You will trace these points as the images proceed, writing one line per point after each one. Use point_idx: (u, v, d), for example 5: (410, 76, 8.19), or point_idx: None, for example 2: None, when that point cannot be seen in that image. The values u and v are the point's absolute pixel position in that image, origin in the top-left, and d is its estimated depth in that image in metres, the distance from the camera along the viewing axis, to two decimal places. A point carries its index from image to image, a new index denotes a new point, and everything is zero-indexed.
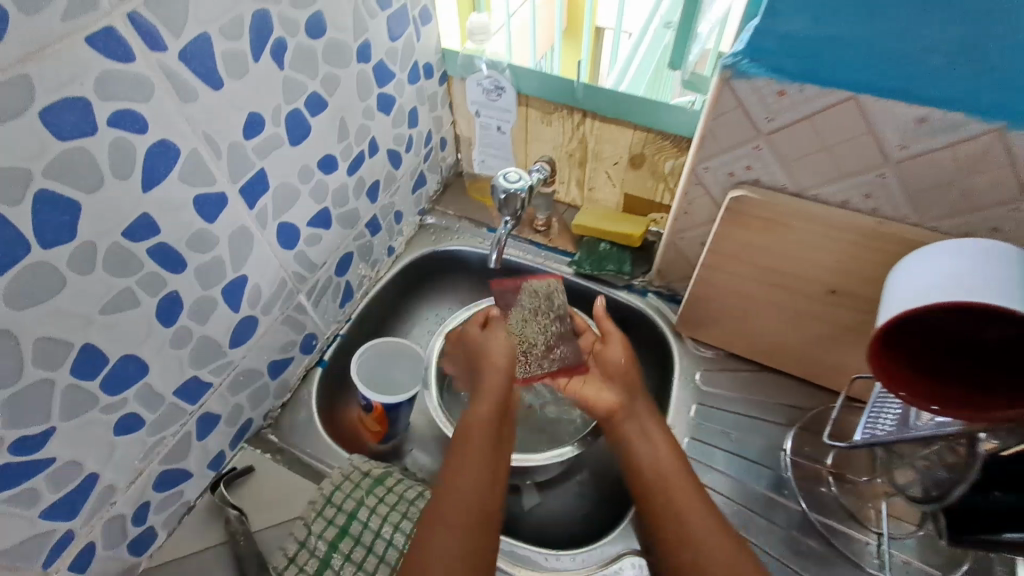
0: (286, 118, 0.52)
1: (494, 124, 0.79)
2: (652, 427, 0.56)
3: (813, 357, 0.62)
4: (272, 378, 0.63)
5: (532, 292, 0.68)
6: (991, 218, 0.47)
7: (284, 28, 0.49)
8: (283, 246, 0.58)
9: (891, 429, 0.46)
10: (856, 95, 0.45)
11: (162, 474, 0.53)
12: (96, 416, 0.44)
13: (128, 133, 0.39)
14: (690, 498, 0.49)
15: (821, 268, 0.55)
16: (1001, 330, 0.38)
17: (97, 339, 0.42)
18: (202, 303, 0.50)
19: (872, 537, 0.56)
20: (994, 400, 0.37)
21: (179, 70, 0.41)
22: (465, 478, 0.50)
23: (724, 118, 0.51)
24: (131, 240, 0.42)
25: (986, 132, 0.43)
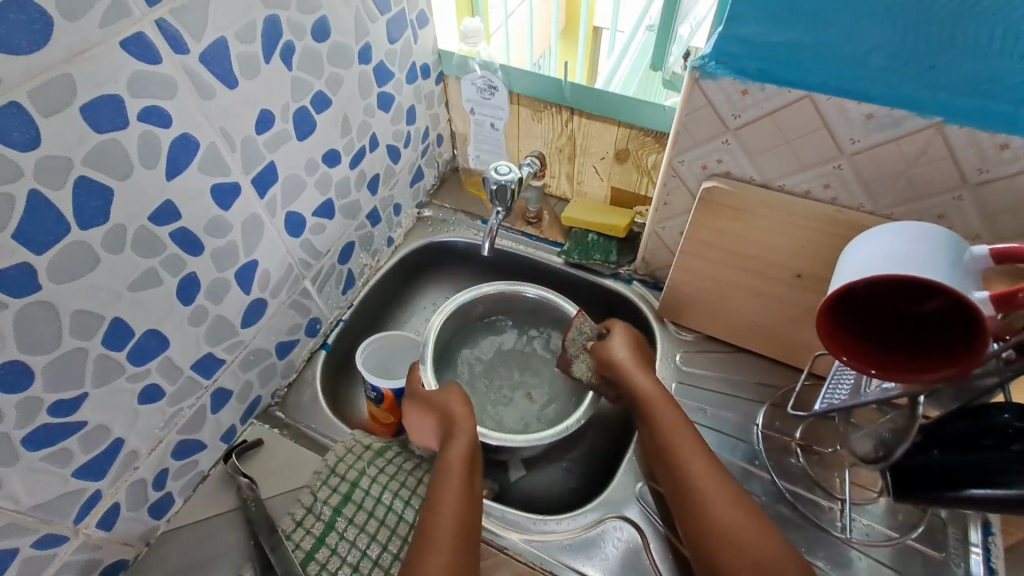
0: (294, 115, 0.57)
1: (487, 121, 0.83)
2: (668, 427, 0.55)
3: (784, 337, 0.67)
4: (279, 358, 0.67)
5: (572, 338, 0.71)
6: (937, 205, 0.52)
7: (292, 32, 0.53)
8: (291, 233, 0.62)
9: (846, 397, 0.51)
10: (811, 94, 0.49)
11: (180, 443, 0.57)
12: (122, 385, 0.48)
13: (154, 127, 0.44)
14: (717, 489, 0.49)
15: (787, 253, 0.60)
16: (937, 301, 0.43)
17: (125, 314, 0.46)
18: (218, 284, 0.55)
19: (836, 503, 0.60)
20: (928, 364, 0.41)
21: (199, 70, 0.46)
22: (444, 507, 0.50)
23: (696, 114, 0.56)
24: (156, 224, 0.46)
25: (927, 127, 0.47)
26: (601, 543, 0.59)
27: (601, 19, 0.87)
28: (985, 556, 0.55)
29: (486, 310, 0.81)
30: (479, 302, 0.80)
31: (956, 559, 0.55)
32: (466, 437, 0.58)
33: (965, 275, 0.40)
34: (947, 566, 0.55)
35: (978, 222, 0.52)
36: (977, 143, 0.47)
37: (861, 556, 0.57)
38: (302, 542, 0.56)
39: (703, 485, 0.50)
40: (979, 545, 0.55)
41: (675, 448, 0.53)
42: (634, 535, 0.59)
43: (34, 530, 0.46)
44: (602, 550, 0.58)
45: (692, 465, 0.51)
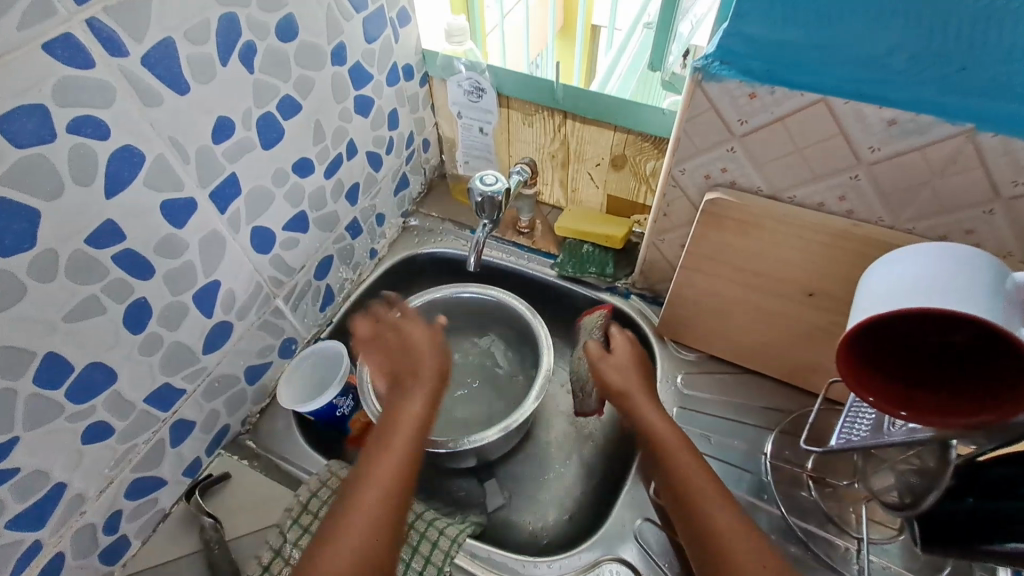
0: (258, 121, 0.52)
1: (476, 125, 0.78)
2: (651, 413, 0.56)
3: (794, 359, 0.62)
4: (249, 384, 0.63)
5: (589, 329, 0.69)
6: (963, 219, 0.47)
7: (253, 32, 0.48)
8: (258, 250, 0.57)
9: (866, 434, 0.46)
10: (826, 97, 0.45)
11: (135, 482, 0.52)
12: (62, 424, 0.44)
13: (89, 139, 0.39)
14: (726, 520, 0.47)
15: (797, 270, 0.55)
16: (969, 332, 0.37)
17: (62, 348, 0.42)
18: (173, 309, 0.50)
19: (852, 542, 0.55)
20: (965, 405, 0.36)
21: (142, 75, 0.41)
22: (395, 446, 0.51)
23: (698, 119, 0.51)
24: (95, 247, 0.42)
25: (956, 134, 0.43)
26: None
27: (597, 17, 0.82)
28: None
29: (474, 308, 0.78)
30: (472, 303, 0.77)
31: None
32: (426, 389, 0.56)
33: (1009, 308, 0.35)
34: None
35: (1010, 236, 0.47)
36: (1012, 152, 0.42)
37: None
38: None
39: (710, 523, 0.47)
40: None
41: (692, 485, 0.49)
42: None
43: None
44: None
45: (717, 516, 0.47)
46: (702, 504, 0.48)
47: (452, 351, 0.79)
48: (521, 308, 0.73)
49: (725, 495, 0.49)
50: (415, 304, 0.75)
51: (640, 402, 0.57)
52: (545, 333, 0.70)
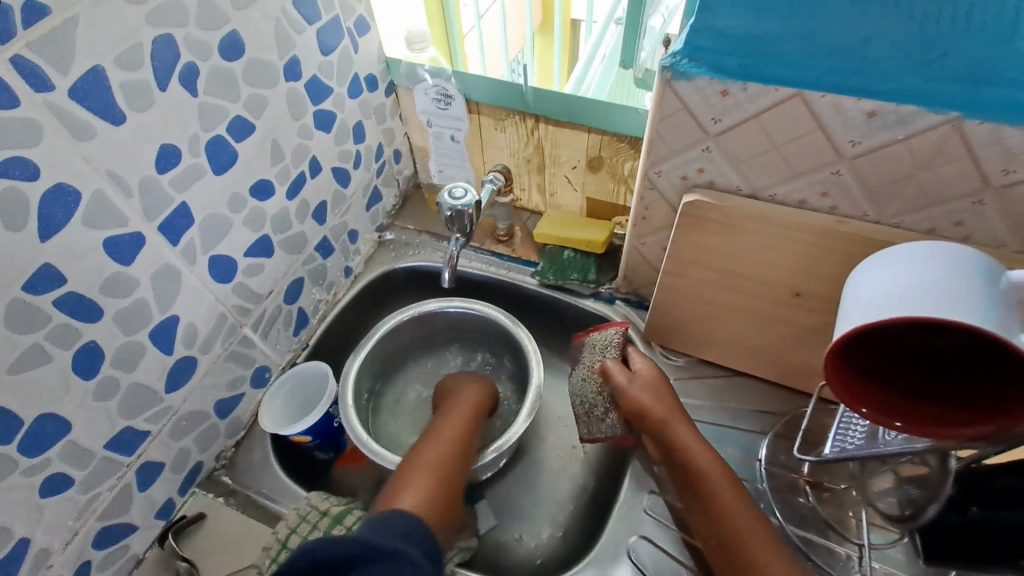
0: (207, 146, 0.49)
1: (447, 133, 0.76)
2: (677, 429, 0.52)
3: (785, 360, 0.60)
4: (221, 418, 0.60)
5: (594, 347, 0.65)
6: (951, 211, 0.45)
7: (193, 52, 0.45)
8: (219, 279, 0.55)
9: (862, 442, 0.44)
10: (802, 91, 0.42)
11: (101, 531, 0.50)
12: (17, 481, 0.42)
13: (15, 180, 0.36)
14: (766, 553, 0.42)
15: (783, 270, 0.53)
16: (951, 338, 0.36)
17: (4, 403, 0.39)
18: (128, 350, 0.47)
19: (853, 549, 0.53)
20: (961, 415, 0.34)
21: (70, 108, 0.38)
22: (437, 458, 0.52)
23: (670, 120, 0.49)
24: (33, 293, 0.39)
25: (940, 124, 0.40)
26: None
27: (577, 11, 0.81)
28: None
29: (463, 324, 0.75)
30: (451, 315, 0.74)
31: None
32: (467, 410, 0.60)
33: (1007, 311, 0.32)
34: None
35: (1002, 226, 0.44)
36: (1001, 140, 0.40)
37: None
38: None
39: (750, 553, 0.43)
40: None
41: (738, 525, 0.44)
42: None
43: None
44: None
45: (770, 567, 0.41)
46: (751, 552, 0.42)
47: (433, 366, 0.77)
48: (509, 323, 0.71)
49: (779, 544, 0.43)
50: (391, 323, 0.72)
51: (679, 431, 0.51)
52: (534, 347, 0.68)
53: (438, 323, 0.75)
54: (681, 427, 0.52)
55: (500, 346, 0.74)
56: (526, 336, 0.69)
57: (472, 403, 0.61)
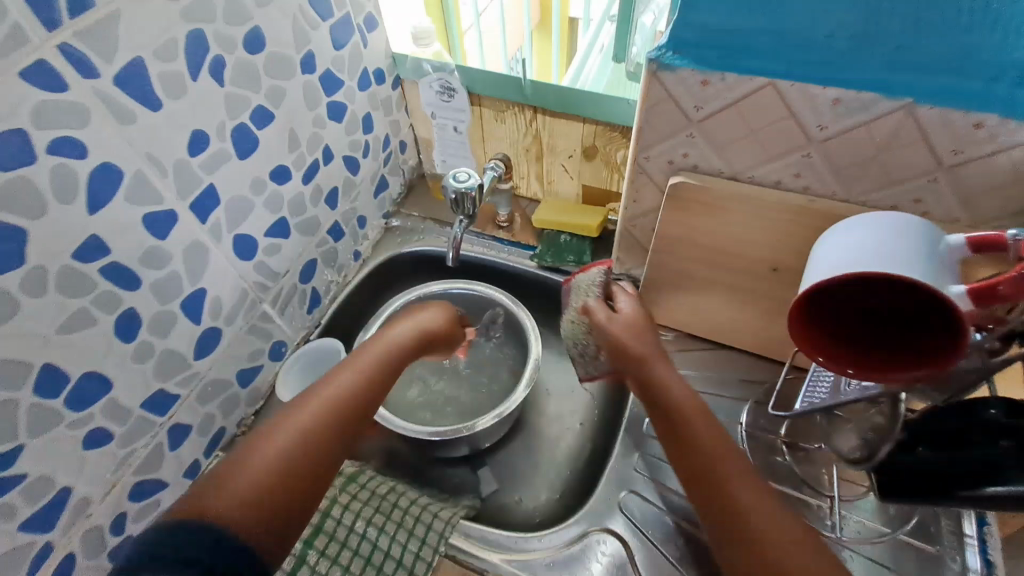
0: (232, 132, 0.54)
1: (450, 125, 0.80)
2: (657, 368, 0.51)
3: (766, 332, 0.65)
4: (242, 387, 0.65)
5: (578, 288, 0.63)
6: (911, 189, 0.50)
7: (220, 46, 0.50)
8: (241, 257, 0.59)
9: (826, 395, 0.49)
10: (773, 81, 0.47)
11: (136, 485, 0.55)
12: (63, 433, 0.46)
13: (68, 158, 0.41)
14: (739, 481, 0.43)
15: (761, 247, 0.58)
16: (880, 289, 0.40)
17: (58, 360, 0.44)
18: (162, 318, 0.52)
19: (825, 501, 0.58)
20: (903, 359, 0.38)
21: (115, 94, 0.42)
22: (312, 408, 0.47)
23: (656, 109, 0.53)
24: (83, 261, 0.43)
25: (896, 109, 0.45)
26: (586, 559, 0.56)
27: (575, 9, 0.85)
28: (981, 548, 0.53)
29: (467, 304, 0.80)
30: (455, 296, 0.79)
31: (950, 552, 0.54)
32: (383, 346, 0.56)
33: (940, 268, 0.37)
34: (942, 561, 0.54)
35: (956, 203, 0.49)
36: (951, 123, 0.44)
37: (854, 556, 0.55)
38: None
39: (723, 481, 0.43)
40: (974, 536, 0.54)
41: (720, 466, 0.44)
42: (617, 547, 0.57)
43: None
44: (587, 568, 0.56)
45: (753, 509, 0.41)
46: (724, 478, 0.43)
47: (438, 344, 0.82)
48: (509, 302, 0.76)
49: (756, 477, 0.44)
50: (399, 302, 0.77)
51: (660, 370, 0.51)
52: (532, 324, 0.73)
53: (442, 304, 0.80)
54: (663, 366, 0.51)
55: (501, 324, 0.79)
56: (524, 314, 0.74)
57: (383, 352, 0.55)
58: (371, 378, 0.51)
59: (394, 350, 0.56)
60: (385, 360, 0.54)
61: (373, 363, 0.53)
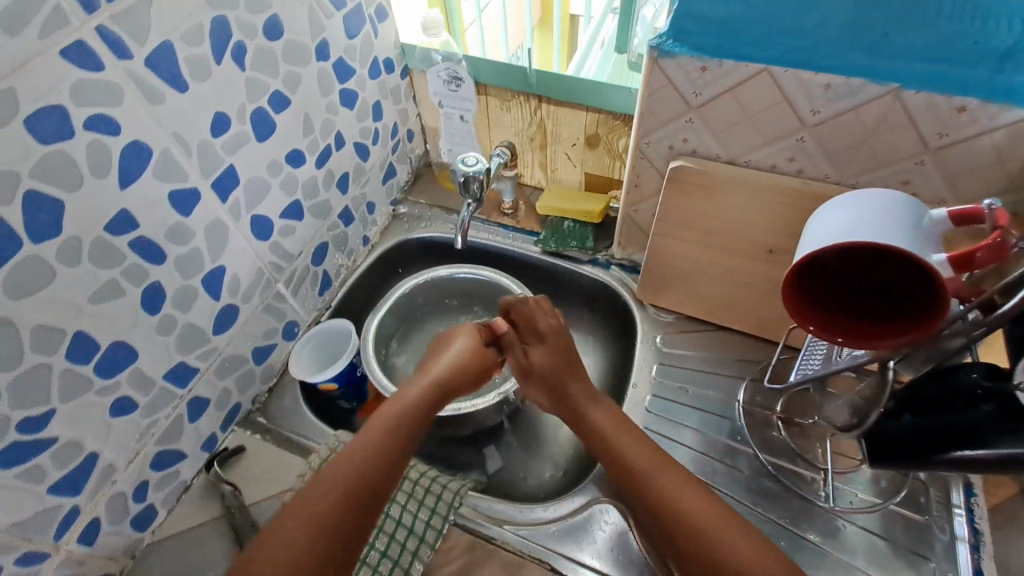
0: (251, 115, 0.56)
1: (456, 114, 0.83)
2: (571, 385, 0.57)
3: (761, 313, 0.67)
4: (257, 364, 0.67)
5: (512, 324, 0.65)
6: (900, 172, 0.52)
7: (242, 32, 0.52)
8: (258, 237, 0.62)
9: (819, 367, 0.51)
10: (768, 67, 0.49)
11: (158, 455, 0.57)
12: (92, 399, 0.48)
13: (102, 135, 0.43)
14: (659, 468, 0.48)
15: (758, 229, 0.60)
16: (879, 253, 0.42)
17: (89, 328, 0.46)
18: (184, 292, 0.54)
19: (818, 473, 0.60)
20: (892, 328, 0.40)
21: (146, 75, 0.45)
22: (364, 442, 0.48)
23: (657, 95, 0.56)
24: (114, 234, 0.46)
25: (884, 94, 0.47)
26: (590, 527, 0.59)
27: (574, 6, 0.86)
28: (968, 517, 0.56)
29: (473, 288, 0.83)
30: (460, 280, 0.82)
31: (938, 520, 0.56)
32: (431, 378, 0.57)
33: (923, 241, 0.40)
34: (931, 530, 0.56)
35: (942, 185, 0.52)
36: (936, 107, 0.47)
37: (848, 525, 0.57)
38: None
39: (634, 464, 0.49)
40: (962, 506, 0.57)
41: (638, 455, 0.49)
42: (619, 517, 0.59)
43: (15, 549, 0.46)
44: (591, 535, 0.58)
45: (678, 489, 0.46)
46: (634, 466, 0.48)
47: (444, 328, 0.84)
48: (515, 286, 0.78)
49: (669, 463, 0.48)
50: (406, 286, 0.79)
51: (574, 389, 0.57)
52: None
53: (449, 288, 0.83)
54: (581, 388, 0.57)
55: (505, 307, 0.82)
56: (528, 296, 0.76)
57: (411, 399, 0.54)
58: (409, 429, 0.51)
59: (425, 396, 0.55)
60: (418, 409, 0.53)
61: (403, 411, 0.52)
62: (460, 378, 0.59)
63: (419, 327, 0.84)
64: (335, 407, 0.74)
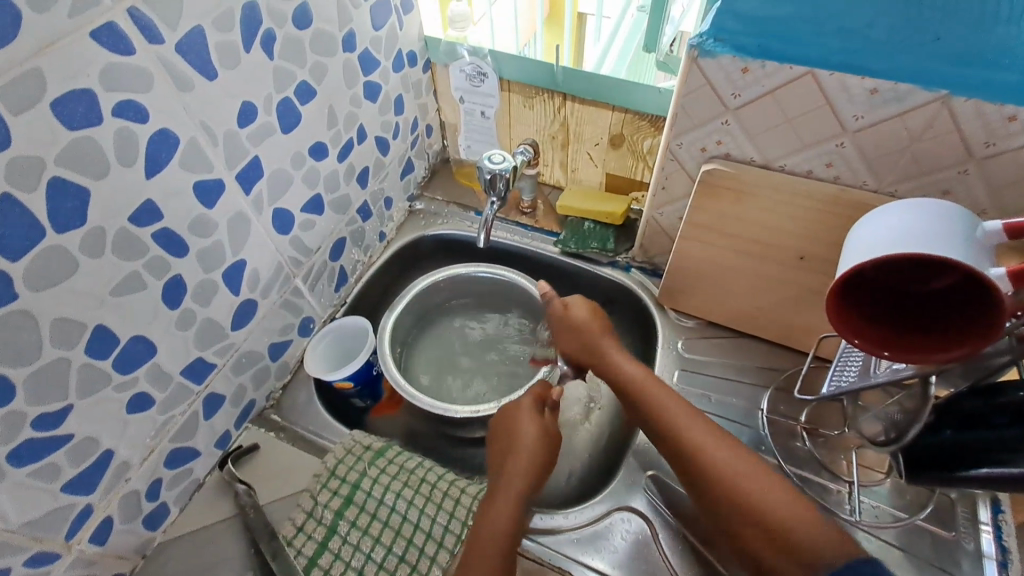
0: (277, 106, 0.54)
1: (478, 109, 0.81)
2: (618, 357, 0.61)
3: (787, 320, 0.66)
4: (273, 360, 0.66)
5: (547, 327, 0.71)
6: (941, 181, 0.51)
7: (272, 20, 0.51)
8: (278, 230, 0.60)
9: (855, 379, 0.50)
10: (813, 69, 0.48)
11: (173, 451, 0.56)
12: (110, 394, 0.47)
13: (130, 122, 0.42)
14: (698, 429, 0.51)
15: (790, 236, 0.59)
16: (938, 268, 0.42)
17: (109, 321, 0.45)
18: (205, 286, 0.53)
19: (843, 485, 0.59)
20: (942, 342, 0.40)
21: (175, 61, 0.44)
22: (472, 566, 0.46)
23: (694, 95, 0.55)
24: (137, 225, 0.44)
25: (932, 101, 0.46)
26: (610, 535, 0.58)
27: (585, 3, 0.77)
28: (996, 534, 0.55)
29: (490, 288, 0.81)
30: (477, 279, 0.80)
31: (966, 537, 0.55)
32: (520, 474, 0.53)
33: (979, 252, 0.38)
34: (959, 546, 0.55)
35: (983, 196, 0.51)
36: (984, 116, 0.46)
37: (871, 538, 0.56)
38: (304, 548, 0.55)
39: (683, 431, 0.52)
40: (989, 523, 0.56)
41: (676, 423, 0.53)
42: (640, 524, 0.58)
43: (28, 547, 0.45)
44: (611, 543, 0.57)
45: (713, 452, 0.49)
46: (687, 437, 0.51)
47: (459, 327, 0.83)
48: (532, 286, 0.77)
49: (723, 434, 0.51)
50: (422, 284, 0.78)
51: (621, 360, 0.60)
52: None
53: (466, 286, 0.81)
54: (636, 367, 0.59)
55: (522, 306, 0.81)
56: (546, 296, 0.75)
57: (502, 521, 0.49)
58: (506, 553, 0.47)
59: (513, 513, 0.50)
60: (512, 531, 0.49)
61: (496, 539, 0.48)
62: (541, 462, 0.54)
63: (434, 326, 0.82)
64: (348, 406, 0.73)
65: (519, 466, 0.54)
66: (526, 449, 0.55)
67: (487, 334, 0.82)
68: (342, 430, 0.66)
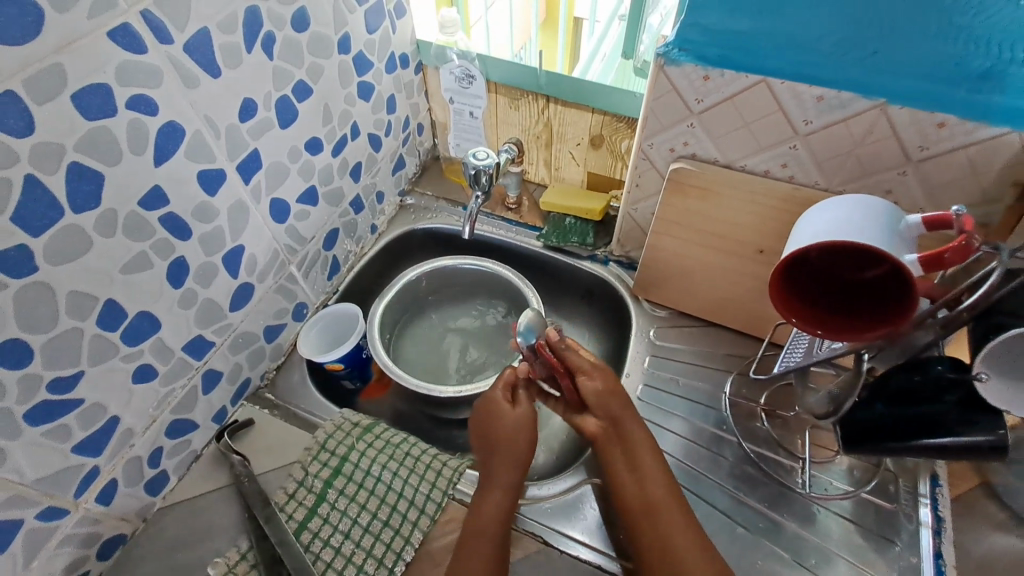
0: (276, 103, 0.59)
1: (466, 109, 0.85)
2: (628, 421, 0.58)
3: (750, 310, 0.71)
4: (268, 342, 0.70)
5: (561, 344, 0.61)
6: (882, 181, 0.56)
7: (272, 23, 0.55)
8: (275, 219, 0.64)
9: (802, 359, 0.55)
10: (767, 79, 0.53)
11: (173, 423, 0.60)
12: (117, 364, 0.51)
13: (142, 115, 0.46)
14: (675, 512, 0.53)
15: (750, 231, 0.64)
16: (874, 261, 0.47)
17: (118, 297, 0.49)
18: (206, 268, 0.57)
19: (798, 461, 0.64)
20: (870, 323, 0.44)
21: (183, 60, 0.48)
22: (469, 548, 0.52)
23: (662, 99, 0.59)
24: (146, 210, 0.49)
25: (872, 108, 0.51)
26: (581, 505, 0.62)
27: (579, 8, 0.82)
28: (932, 507, 0.60)
29: (477, 280, 0.86)
30: (463, 271, 0.85)
31: (906, 509, 0.60)
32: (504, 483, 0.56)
33: (900, 241, 0.43)
34: (899, 517, 0.60)
35: (921, 196, 0.56)
36: (918, 122, 0.50)
37: (821, 508, 0.61)
38: (295, 513, 0.59)
39: (653, 496, 0.54)
40: (927, 496, 0.61)
41: (662, 511, 0.53)
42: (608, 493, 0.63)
43: (37, 504, 0.48)
44: (581, 512, 0.62)
45: (684, 547, 0.50)
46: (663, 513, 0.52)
47: (449, 317, 0.87)
48: (514, 277, 0.81)
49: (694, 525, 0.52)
50: (410, 277, 0.82)
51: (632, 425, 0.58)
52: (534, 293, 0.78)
53: (454, 278, 0.86)
54: (637, 428, 0.58)
55: (506, 296, 0.85)
56: (526, 284, 0.80)
57: (490, 517, 0.54)
58: (494, 543, 0.52)
59: (500, 507, 0.54)
60: (499, 527, 0.53)
61: (483, 539, 0.52)
62: (522, 454, 0.57)
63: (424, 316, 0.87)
64: (337, 388, 0.76)
65: (500, 461, 0.57)
66: (506, 441, 0.57)
67: (471, 322, 0.87)
68: (332, 408, 0.70)
